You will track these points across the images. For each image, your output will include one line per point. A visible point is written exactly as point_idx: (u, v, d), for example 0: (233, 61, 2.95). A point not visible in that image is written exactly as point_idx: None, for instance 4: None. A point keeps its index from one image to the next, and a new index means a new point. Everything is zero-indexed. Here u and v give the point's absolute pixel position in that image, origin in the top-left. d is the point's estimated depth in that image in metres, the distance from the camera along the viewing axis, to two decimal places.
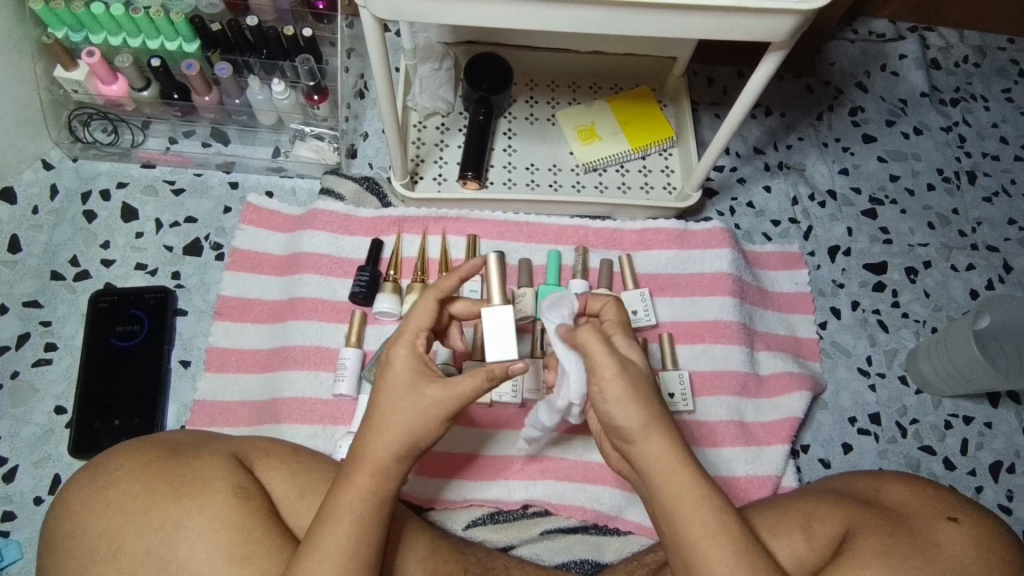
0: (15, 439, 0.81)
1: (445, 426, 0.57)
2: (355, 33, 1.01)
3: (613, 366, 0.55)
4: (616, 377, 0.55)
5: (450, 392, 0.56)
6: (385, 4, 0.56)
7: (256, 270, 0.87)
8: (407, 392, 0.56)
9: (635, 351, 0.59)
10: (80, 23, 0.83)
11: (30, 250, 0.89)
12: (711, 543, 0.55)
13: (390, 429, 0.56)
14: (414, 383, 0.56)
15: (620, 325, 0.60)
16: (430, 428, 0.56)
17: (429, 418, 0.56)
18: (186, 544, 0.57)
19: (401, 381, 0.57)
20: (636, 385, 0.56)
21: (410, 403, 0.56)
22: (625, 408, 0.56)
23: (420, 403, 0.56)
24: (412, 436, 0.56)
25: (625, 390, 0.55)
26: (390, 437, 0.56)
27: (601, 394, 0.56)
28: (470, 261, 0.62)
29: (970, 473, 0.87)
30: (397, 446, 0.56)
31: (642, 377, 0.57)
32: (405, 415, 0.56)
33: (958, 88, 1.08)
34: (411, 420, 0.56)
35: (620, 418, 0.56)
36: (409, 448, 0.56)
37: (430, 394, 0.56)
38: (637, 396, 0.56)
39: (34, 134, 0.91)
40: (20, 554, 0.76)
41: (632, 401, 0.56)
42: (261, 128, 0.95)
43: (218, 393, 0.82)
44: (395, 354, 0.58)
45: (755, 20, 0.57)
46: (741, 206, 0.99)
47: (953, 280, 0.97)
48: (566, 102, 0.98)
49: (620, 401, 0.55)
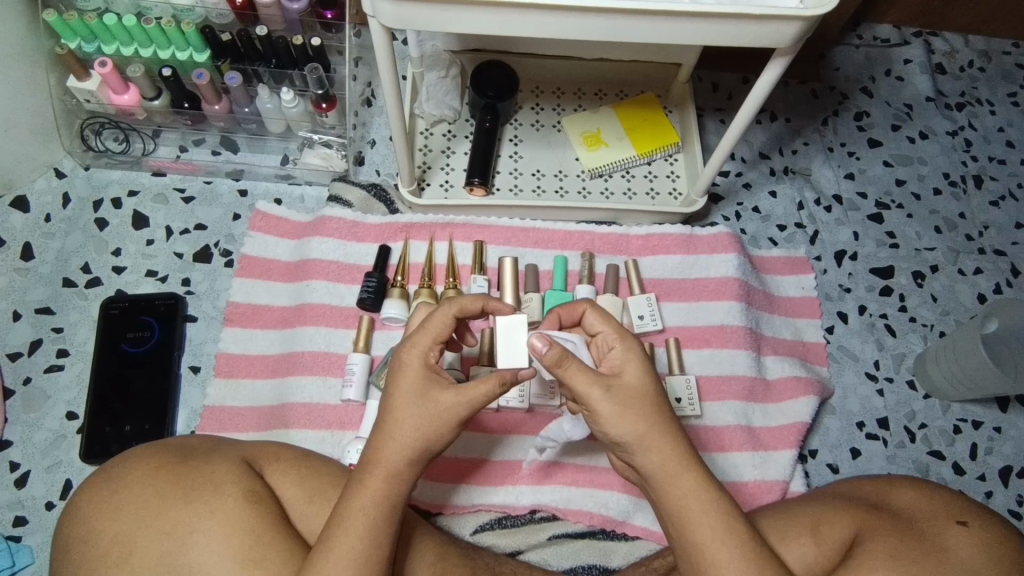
0: (27, 445, 0.82)
1: (456, 431, 0.58)
2: (363, 42, 1.02)
3: (593, 389, 0.55)
4: (601, 399, 0.55)
5: (464, 398, 0.56)
6: (394, 13, 0.57)
7: (266, 276, 0.88)
8: (419, 398, 0.56)
9: (634, 362, 0.57)
10: (93, 34, 0.84)
11: (43, 257, 0.90)
12: (722, 546, 0.55)
13: (402, 433, 0.56)
14: (425, 390, 0.56)
15: (618, 336, 0.58)
16: (441, 433, 0.56)
17: (442, 423, 0.56)
18: (198, 547, 0.58)
19: (412, 387, 0.56)
20: (629, 399, 0.56)
21: (423, 408, 0.56)
22: (618, 423, 0.56)
23: (432, 408, 0.56)
24: (424, 440, 0.56)
25: (613, 406, 0.55)
26: (404, 442, 0.56)
27: (593, 415, 0.56)
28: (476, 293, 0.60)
29: (980, 478, 0.87)
30: (410, 452, 0.56)
31: (639, 388, 0.57)
32: (419, 420, 0.56)
33: (963, 92, 1.09)
34: (423, 425, 0.56)
35: (615, 432, 0.56)
36: (421, 453, 0.56)
37: (445, 400, 0.56)
38: (629, 408, 0.56)
39: (46, 144, 0.92)
40: (32, 559, 0.77)
41: (624, 415, 0.56)
42: (270, 136, 0.96)
43: (228, 398, 0.82)
44: (408, 359, 0.57)
45: (759, 26, 0.57)
46: (747, 211, 0.99)
47: (960, 284, 0.97)
48: (572, 109, 0.98)
49: (610, 419, 0.56)
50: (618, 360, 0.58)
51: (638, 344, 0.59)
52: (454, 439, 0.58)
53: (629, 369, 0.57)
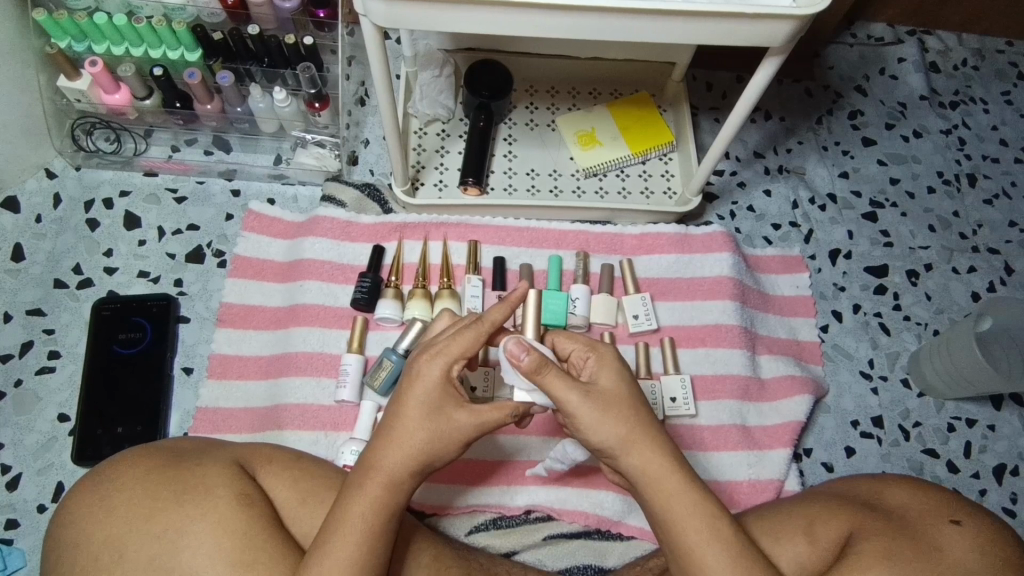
0: (18, 447, 0.81)
1: (460, 449, 0.58)
2: (356, 41, 1.02)
3: (571, 396, 0.55)
4: (581, 405, 0.55)
5: (477, 420, 0.57)
6: (386, 14, 0.57)
7: (259, 276, 0.88)
8: (432, 412, 0.56)
9: (608, 368, 0.58)
10: (83, 33, 0.83)
11: (34, 258, 0.89)
12: (707, 549, 0.55)
13: (409, 447, 0.56)
14: (441, 405, 0.56)
15: (591, 347, 0.59)
16: (447, 450, 0.57)
17: (450, 441, 0.56)
18: (190, 551, 0.57)
19: (427, 402, 0.56)
20: (608, 403, 0.56)
21: (436, 423, 0.56)
22: (600, 428, 0.56)
23: (445, 425, 0.56)
24: (429, 456, 0.56)
25: (592, 411, 0.55)
26: (409, 455, 0.56)
27: (574, 423, 0.56)
28: (518, 288, 0.58)
29: (974, 476, 0.87)
30: (414, 463, 0.56)
31: (617, 392, 0.57)
32: (428, 435, 0.56)
33: (957, 91, 1.09)
34: (431, 440, 0.56)
35: (598, 438, 0.56)
36: (424, 465, 0.57)
37: (457, 419, 0.56)
38: (609, 413, 0.56)
39: (37, 144, 0.91)
40: (25, 562, 0.76)
41: (605, 419, 0.55)
42: (263, 135, 0.96)
43: (222, 399, 0.82)
44: (426, 369, 0.56)
45: (754, 25, 0.57)
46: (741, 210, 0.99)
47: (954, 282, 0.97)
48: (566, 109, 0.98)
49: (592, 424, 0.55)
50: (594, 367, 0.58)
51: (612, 351, 0.59)
52: (455, 458, 0.58)
53: (604, 375, 0.57)
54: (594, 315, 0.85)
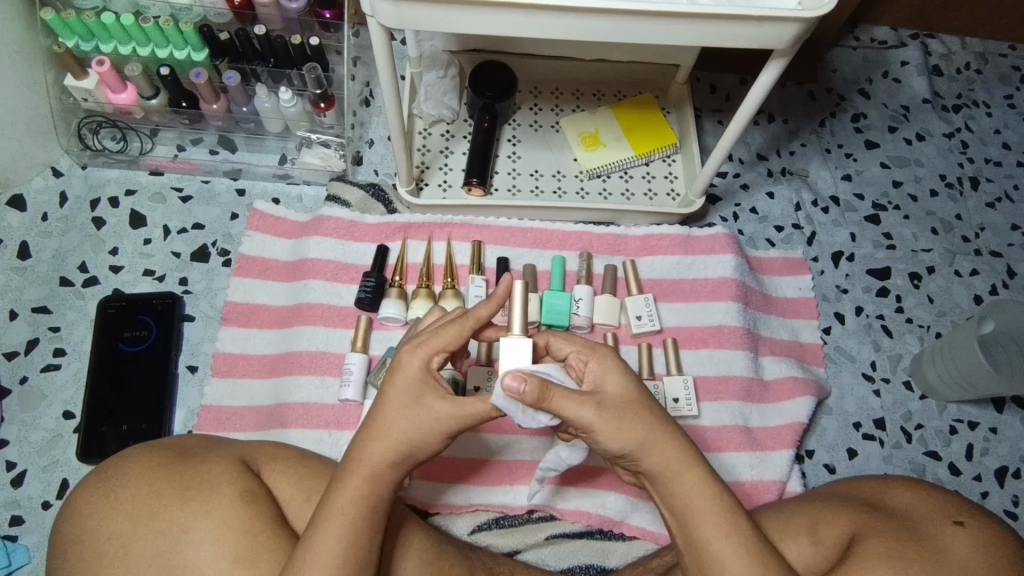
0: (24, 444, 0.81)
1: (445, 441, 0.57)
2: (361, 42, 1.02)
3: (584, 409, 0.53)
4: (596, 416, 0.54)
5: (458, 411, 0.55)
6: (393, 14, 0.57)
7: (264, 275, 0.88)
8: (411, 401, 0.56)
9: (613, 370, 0.56)
10: (91, 33, 0.84)
11: (39, 256, 0.90)
12: (725, 544, 0.56)
13: (390, 436, 0.56)
14: (421, 395, 0.56)
15: (589, 351, 0.57)
16: (428, 441, 0.56)
17: (431, 431, 0.56)
18: (194, 547, 0.58)
19: (408, 392, 0.56)
20: (621, 408, 0.55)
21: (416, 412, 0.56)
22: (618, 435, 0.55)
23: (425, 415, 0.55)
24: (411, 445, 0.56)
25: (608, 420, 0.54)
26: (390, 445, 0.56)
27: (590, 435, 0.55)
28: (505, 280, 0.57)
29: (976, 478, 0.87)
30: (395, 454, 0.56)
31: (628, 394, 0.56)
32: (408, 424, 0.55)
33: (960, 94, 1.09)
34: (412, 429, 0.56)
35: (617, 443, 0.55)
36: (405, 456, 0.56)
37: (436, 408, 0.55)
38: (625, 418, 0.55)
39: (44, 142, 0.92)
40: (29, 559, 0.77)
41: (622, 425, 0.55)
42: (268, 135, 0.96)
43: (227, 398, 0.82)
44: (409, 359, 0.56)
45: (758, 28, 0.57)
46: (744, 212, 0.99)
47: (956, 285, 0.97)
48: (571, 110, 0.98)
49: (609, 433, 0.54)
50: (596, 373, 0.57)
51: (611, 353, 0.58)
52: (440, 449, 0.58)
53: (610, 380, 0.56)
54: (597, 316, 0.85)
